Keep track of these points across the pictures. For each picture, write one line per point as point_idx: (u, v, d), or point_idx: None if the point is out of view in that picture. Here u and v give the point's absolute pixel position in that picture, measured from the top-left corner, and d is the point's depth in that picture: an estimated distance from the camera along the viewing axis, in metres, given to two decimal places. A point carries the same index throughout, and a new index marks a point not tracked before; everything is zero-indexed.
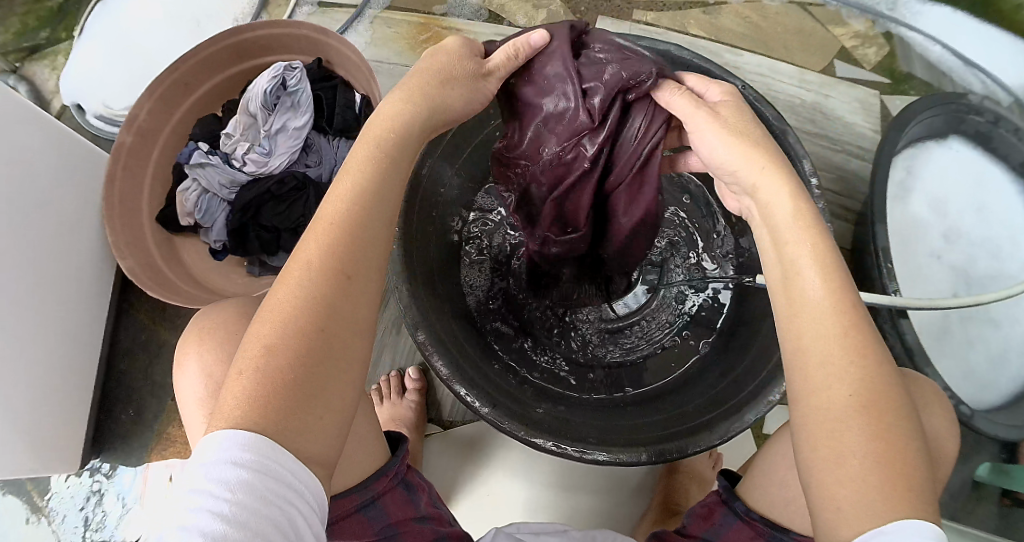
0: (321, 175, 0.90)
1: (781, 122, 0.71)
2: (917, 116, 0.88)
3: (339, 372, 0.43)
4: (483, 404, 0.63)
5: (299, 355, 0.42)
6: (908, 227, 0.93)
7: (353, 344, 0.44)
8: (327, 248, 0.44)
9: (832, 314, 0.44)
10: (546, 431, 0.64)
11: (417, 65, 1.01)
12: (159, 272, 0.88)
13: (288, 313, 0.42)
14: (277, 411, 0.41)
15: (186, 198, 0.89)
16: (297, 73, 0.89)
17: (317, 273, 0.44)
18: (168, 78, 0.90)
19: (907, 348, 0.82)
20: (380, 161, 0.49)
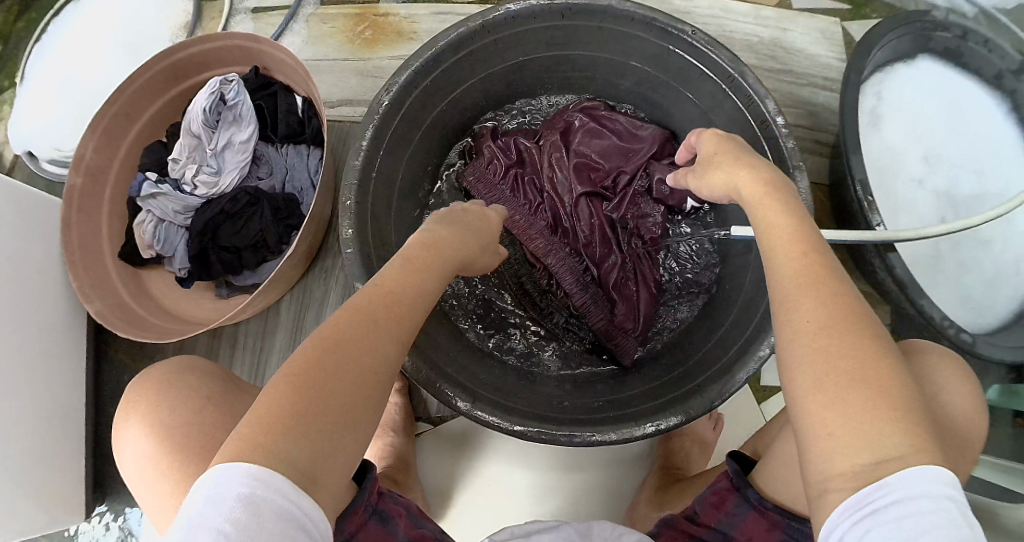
0: (273, 186, 0.89)
1: (736, 67, 0.74)
2: (881, 40, 0.81)
3: (335, 434, 0.42)
4: (463, 399, 0.62)
5: (287, 411, 0.41)
6: (884, 154, 0.87)
7: (351, 410, 0.44)
8: (343, 334, 0.47)
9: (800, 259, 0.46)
10: (522, 415, 0.63)
11: (358, 57, 1.02)
12: (128, 308, 0.86)
13: (283, 388, 0.43)
14: (273, 454, 0.40)
15: (143, 231, 0.87)
16: (234, 85, 0.89)
17: (325, 351, 0.45)
18: (109, 111, 0.89)
19: (898, 280, 0.78)
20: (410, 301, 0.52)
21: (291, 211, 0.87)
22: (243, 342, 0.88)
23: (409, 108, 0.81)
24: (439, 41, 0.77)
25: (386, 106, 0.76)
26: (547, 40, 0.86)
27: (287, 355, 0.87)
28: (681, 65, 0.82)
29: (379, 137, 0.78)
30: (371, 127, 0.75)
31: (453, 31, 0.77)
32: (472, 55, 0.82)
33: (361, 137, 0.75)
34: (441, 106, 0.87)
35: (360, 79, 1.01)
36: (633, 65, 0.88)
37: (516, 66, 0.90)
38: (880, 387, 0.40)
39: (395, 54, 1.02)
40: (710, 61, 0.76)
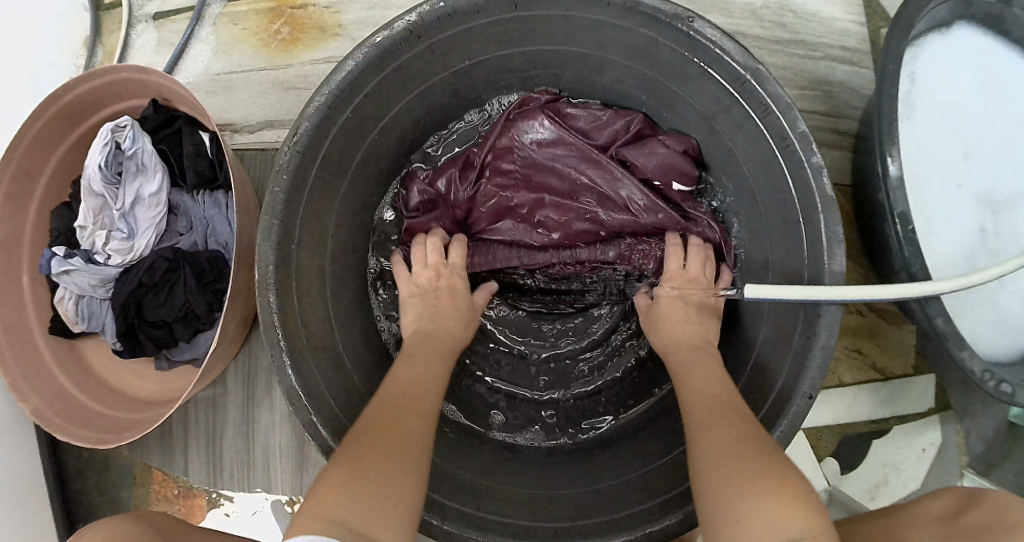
0: (196, 243, 0.79)
1: (749, 65, 0.59)
2: (929, 3, 0.61)
3: (399, 489, 0.46)
4: (436, 519, 0.57)
5: (349, 479, 0.44)
6: (913, 149, 0.70)
7: (410, 474, 0.47)
8: (382, 411, 0.52)
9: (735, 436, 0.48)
10: (506, 531, 0.59)
11: (275, 65, 0.88)
12: (65, 396, 0.80)
13: (341, 466, 0.46)
14: (357, 496, 0.43)
15: (65, 309, 0.79)
16: (128, 130, 0.76)
17: (373, 423, 0.50)
18: (5, 173, 0.79)
19: (937, 332, 0.62)
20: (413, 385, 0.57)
21: (218, 272, 0.78)
22: (195, 416, 0.82)
23: (334, 150, 0.66)
24: (356, 54, 0.61)
25: (297, 150, 0.62)
26: (498, 37, 0.68)
27: (241, 431, 0.81)
28: (673, 61, 0.66)
29: (297, 188, 0.63)
30: (283, 178, 0.61)
31: (371, 46, 0.61)
32: (401, 69, 0.67)
33: (273, 175, 0.61)
34: (377, 131, 0.72)
35: (281, 93, 0.87)
36: (613, 58, 0.70)
37: (462, 71, 0.73)
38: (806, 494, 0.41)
39: (322, 55, 0.88)
40: (714, 57, 0.61)
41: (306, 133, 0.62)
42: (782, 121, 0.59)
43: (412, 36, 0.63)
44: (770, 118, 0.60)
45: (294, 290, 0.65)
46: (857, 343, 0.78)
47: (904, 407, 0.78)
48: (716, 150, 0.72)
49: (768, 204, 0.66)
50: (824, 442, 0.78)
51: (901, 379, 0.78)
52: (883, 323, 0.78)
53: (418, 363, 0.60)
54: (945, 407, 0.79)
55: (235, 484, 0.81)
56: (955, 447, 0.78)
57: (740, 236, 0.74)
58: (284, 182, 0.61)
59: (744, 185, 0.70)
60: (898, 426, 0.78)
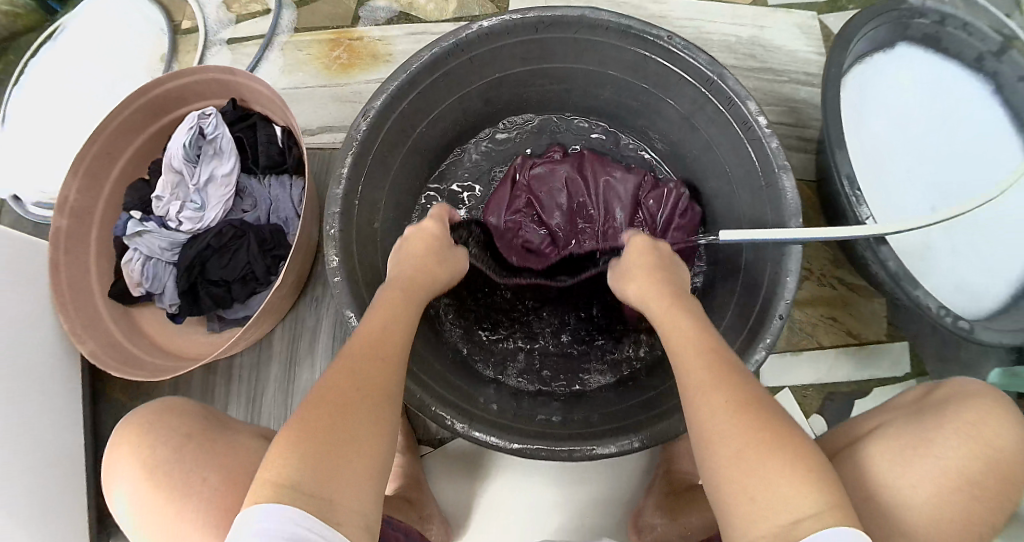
0: (259, 218, 0.90)
1: (713, 69, 0.74)
2: (861, 29, 0.78)
3: (349, 434, 0.49)
4: (463, 423, 0.65)
5: (292, 445, 0.48)
6: (871, 144, 0.86)
7: (360, 428, 0.50)
8: (345, 370, 0.55)
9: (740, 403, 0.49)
10: (530, 434, 0.65)
11: (336, 82, 1.03)
12: (120, 347, 0.85)
13: (285, 442, 0.48)
14: (309, 459, 0.47)
15: (131, 270, 0.86)
16: (212, 118, 0.89)
17: (342, 381, 0.53)
18: (90, 151, 0.89)
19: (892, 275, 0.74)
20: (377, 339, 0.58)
21: (278, 241, 0.88)
22: (237, 374, 0.88)
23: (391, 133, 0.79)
24: (416, 58, 0.76)
25: (364, 132, 0.75)
26: (521, 55, 0.84)
27: (283, 388, 0.87)
28: (660, 72, 0.81)
29: (362, 158, 0.76)
30: (352, 150, 0.74)
31: (426, 54, 0.76)
32: (447, 75, 0.81)
33: (343, 152, 0.74)
34: (421, 126, 0.85)
35: (338, 104, 1.02)
36: (614, 74, 0.87)
37: (493, 82, 0.88)
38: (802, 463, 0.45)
39: (372, 76, 1.03)
40: (687, 66, 0.76)
41: (374, 116, 0.75)
42: (743, 109, 0.73)
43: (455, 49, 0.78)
44: (734, 108, 0.74)
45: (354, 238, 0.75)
46: (832, 311, 0.90)
47: (883, 369, 0.89)
48: (700, 144, 0.86)
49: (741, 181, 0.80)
50: (810, 400, 0.88)
51: (878, 345, 0.89)
52: (852, 295, 0.91)
53: (388, 313, 0.62)
54: (922, 372, 0.88)
55: None
56: None
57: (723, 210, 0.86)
58: (349, 165, 0.74)
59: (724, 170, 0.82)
60: (879, 387, 0.88)
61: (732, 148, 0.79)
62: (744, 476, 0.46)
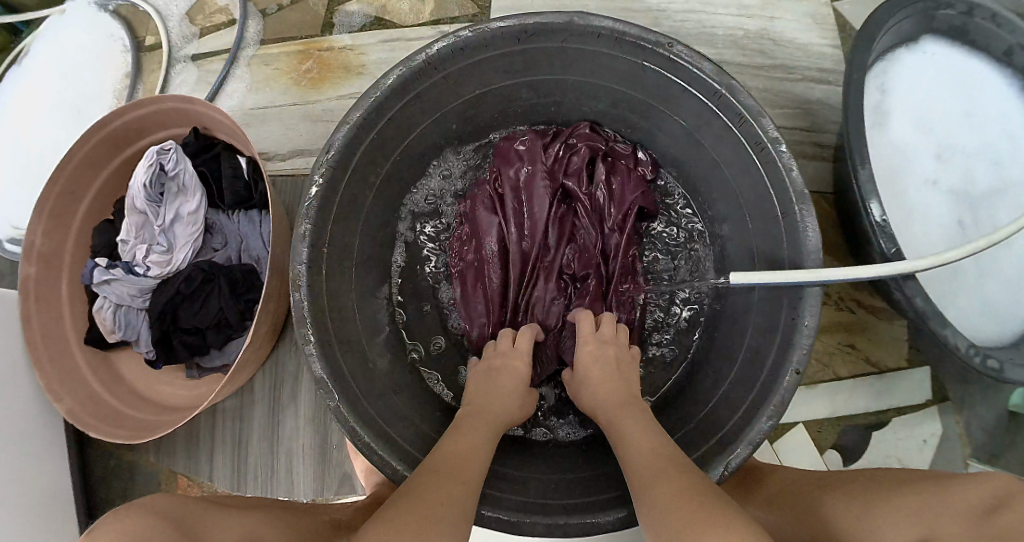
0: (229, 257, 0.85)
1: (723, 81, 0.64)
2: (886, 25, 0.71)
3: (433, 487, 0.53)
4: None
5: (410, 496, 0.52)
6: (892, 151, 0.78)
7: (448, 490, 0.53)
8: (427, 478, 0.54)
9: (659, 457, 0.55)
10: (514, 507, 0.62)
11: (305, 100, 0.95)
12: (101, 403, 0.84)
13: (418, 487, 0.53)
14: (407, 525, 0.47)
15: (103, 318, 0.85)
16: (172, 153, 0.83)
17: (442, 478, 0.55)
18: (53, 193, 0.85)
19: (916, 312, 0.68)
20: (448, 451, 0.58)
21: (251, 283, 0.84)
22: (222, 422, 0.86)
23: (359, 170, 0.71)
24: (380, 84, 0.67)
25: (326, 170, 0.67)
26: (506, 67, 0.72)
27: (266, 433, 0.84)
28: (660, 84, 0.70)
29: (329, 200, 0.68)
30: (313, 194, 0.66)
31: (394, 74, 0.66)
32: (420, 96, 0.71)
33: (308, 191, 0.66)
34: (394, 158, 0.76)
35: (310, 123, 0.94)
36: (611, 85, 0.75)
37: (473, 98, 0.76)
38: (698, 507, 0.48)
39: (344, 92, 0.95)
40: (694, 77, 0.66)
41: (338, 151, 0.67)
42: (756, 128, 0.64)
43: (428, 66, 0.67)
44: (745, 126, 0.65)
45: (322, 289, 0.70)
46: (849, 338, 0.82)
47: (901, 399, 0.81)
48: (706, 163, 0.75)
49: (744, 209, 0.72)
50: (825, 434, 0.81)
51: (899, 370, 0.81)
52: (872, 318, 0.82)
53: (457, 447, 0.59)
54: (943, 398, 0.81)
55: (259, 489, 0.83)
56: (957, 437, 0.81)
57: (731, 233, 0.76)
58: (311, 219, 0.67)
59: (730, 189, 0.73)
60: (896, 417, 0.81)
61: (744, 166, 0.69)
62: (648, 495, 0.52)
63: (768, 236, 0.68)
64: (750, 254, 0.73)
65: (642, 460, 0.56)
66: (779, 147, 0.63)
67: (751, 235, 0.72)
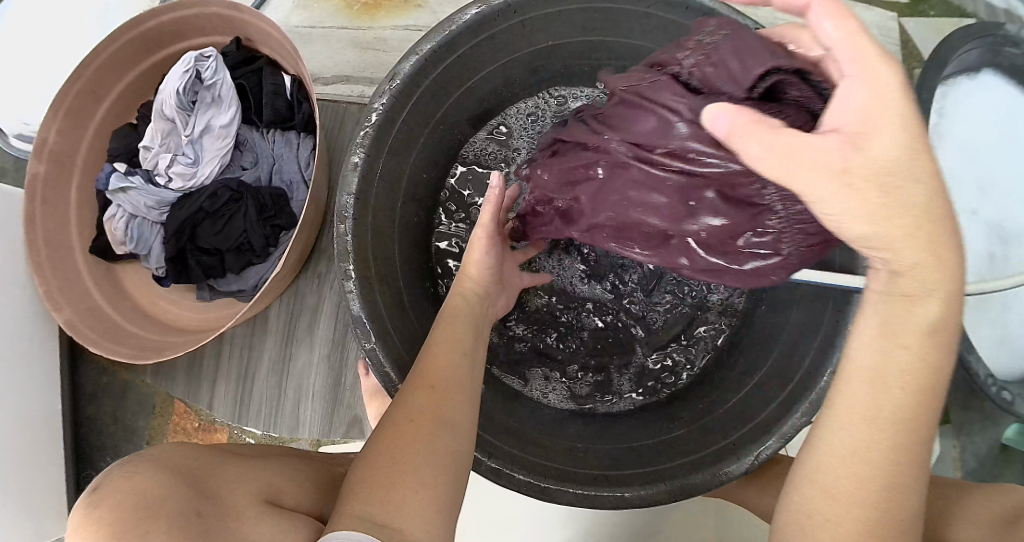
0: (259, 178, 0.81)
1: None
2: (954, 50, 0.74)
3: (424, 450, 0.50)
4: (485, 455, 0.62)
5: (397, 453, 0.50)
6: (940, 179, 0.79)
7: (433, 438, 0.51)
8: (420, 426, 0.51)
9: (902, 423, 0.43)
10: (550, 473, 0.63)
11: (357, 26, 0.91)
12: (102, 316, 0.80)
13: (413, 424, 0.51)
14: (380, 482, 0.47)
15: (114, 227, 0.81)
16: (211, 61, 0.79)
17: (423, 396, 0.53)
18: (73, 88, 0.80)
19: None
20: (429, 381, 0.54)
21: (280, 208, 0.80)
22: (229, 351, 0.83)
23: (421, 102, 0.71)
24: (458, 17, 0.66)
25: (392, 94, 0.66)
26: (581, 23, 0.75)
27: (276, 368, 0.82)
28: None
29: (386, 130, 0.68)
30: (376, 113, 0.66)
31: (475, 10, 0.66)
32: (493, 38, 0.71)
33: (365, 118, 0.66)
34: (456, 95, 0.76)
35: (359, 52, 0.90)
36: None
37: (542, 50, 0.78)
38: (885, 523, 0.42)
39: (399, 23, 0.90)
40: None
41: (405, 77, 0.66)
42: None
43: (512, 9, 0.68)
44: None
45: (369, 226, 0.67)
46: None
47: None
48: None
49: None
50: None
51: None
52: None
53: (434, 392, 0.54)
54: (945, 420, 0.85)
55: (263, 422, 0.81)
56: (951, 461, 0.84)
57: None
58: (367, 138, 0.66)
59: None
60: None
61: None
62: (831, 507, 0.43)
63: None
64: None
65: (853, 439, 0.44)
66: None
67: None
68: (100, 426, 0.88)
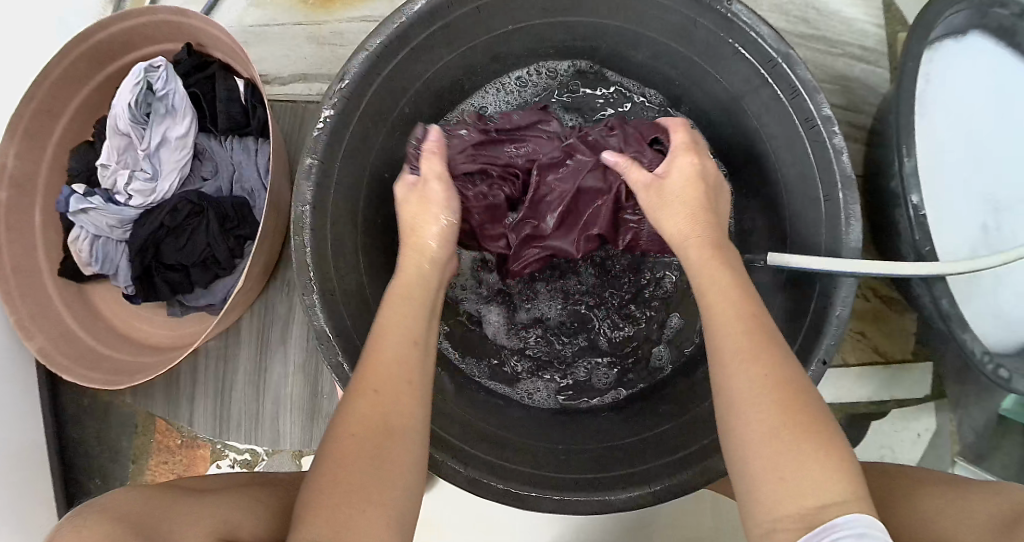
0: (220, 187, 0.80)
1: (781, 48, 0.61)
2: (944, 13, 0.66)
3: (377, 465, 0.45)
4: (459, 466, 0.60)
5: (347, 468, 0.45)
6: (929, 147, 0.75)
7: (388, 446, 0.46)
8: (365, 431, 0.46)
9: (771, 398, 0.44)
10: (528, 481, 0.61)
11: (313, 21, 0.87)
12: (76, 340, 0.79)
13: (359, 434, 0.46)
14: (335, 507, 0.43)
15: (79, 249, 0.80)
16: (161, 71, 0.77)
17: (368, 398, 0.47)
18: (27, 110, 0.78)
19: (942, 313, 0.68)
20: (373, 385, 0.48)
21: (242, 216, 0.78)
22: (204, 368, 0.82)
23: (376, 102, 0.68)
24: (405, 10, 0.63)
25: (341, 96, 0.63)
26: (542, 6, 0.70)
27: (253, 379, 0.81)
28: (709, 41, 0.68)
29: (339, 134, 0.65)
30: (326, 118, 0.63)
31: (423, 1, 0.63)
32: (447, 27, 0.68)
33: (317, 120, 0.63)
34: (414, 91, 0.73)
35: (317, 49, 0.87)
36: (650, 35, 0.73)
37: (504, 36, 0.74)
38: (814, 447, 0.42)
39: (356, 15, 0.87)
40: (748, 40, 0.63)
41: (354, 78, 0.63)
42: (808, 103, 0.62)
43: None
44: (797, 100, 0.63)
45: (329, 235, 0.65)
46: (861, 327, 0.82)
47: (904, 391, 0.82)
48: (745, 133, 0.74)
49: (780, 182, 0.70)
50: None
51: (902, 364, 0.82)
52: (884, 309, 0.83)
53: (382, 394, 0.48)
54: (940, 395, 0.82)
55: (244, 435, 0.80)
56: (948, 436, 0.82)
57: (761, 211, 0.75)
58: (320, 145, 0.63)
59: (763, 161, 0.72)
60: (896, 408, 0.83)
61: (784, 136, 0.67)
62: (782, 475, 0.42)
63: (806, 220, 0.67)
64: (782, 231, 0.72)
65: (759, 399, 0.44)
66: (830, 125, 0.60)
67: (788, 217, 0.70)
68: (86, 448, 0.89)
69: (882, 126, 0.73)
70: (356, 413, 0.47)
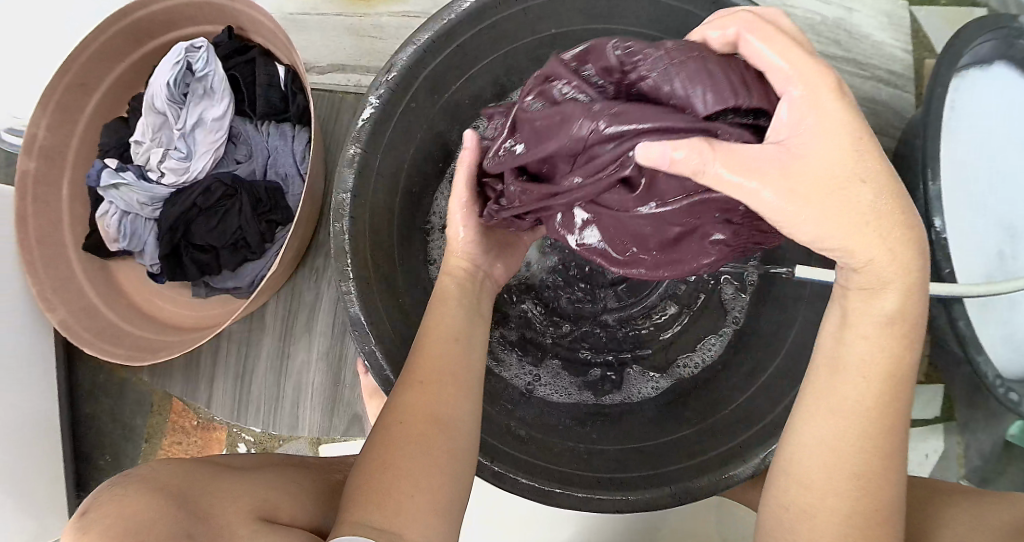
0: (254, 170, 0.80)
1: None
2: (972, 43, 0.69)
3: (425, 453, 0.50)
4: (488, 459, 0.61)
5: (398, 447, 0.50)
6: (951, 175, 0.78)
7: (433, 434, 0.51)
8: (417, 418, 0.51)
9: (858, 430, 0.47)
10: (554, 478, 0.62)
11: (353, 12, 0.88)
12: (98, 316, 0.78)
13: (410, 420, 0.51)
14: (380, 480, 0.48)
15: (107, 224, 0.79)
16: (202, 52, 0.77)
17: (422, 392, 0.52)
18: (63, 82, 0.77)
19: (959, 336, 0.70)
20: (426, 377, 0.53)
21: (275, 201, 0.78)
22: (225, 350, 0.82)
23: (420, 95, 0.69)
24: (456, 7, 0.64)
25: (387, 87, 0.64)
26: (587, 10, 0.72)
27: (275, 365, 0.81)
28: None
29: (383, 125, 0.65)
30: (370, 110, 0.64)
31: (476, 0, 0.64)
32: (494, 26, 0.69)
33: (362, 111, 0.64)
34: (456, 86, 0.73)
35: (355, 40, 0.87)
36: None
37: (546, 38, 0.75)
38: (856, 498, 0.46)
39: (396, 8, 0.87)
40: None
41: (401, 70, 0.64)
42: None
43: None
44: None
45: (368, 223, 0.66)
46: None
47: (914, 410, 0.85)
48: None
49: None
50: None
51: (912, 384, 0.85)
52: None
53: (432, 387, 0.52)
54: (949, 416, 0.85)
55: (261, 421, 0.80)
56: (953, 456, 0.84)
57: None
58: (365, 135, 0.64)
59: None
60: (905, 427, 0.85)
61: None
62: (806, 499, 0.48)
63: None
64: (810, 245, 0.74)
65: (836, 431, 0.47)
66: None
67: None
68: (98, 425, 0.88)
69: (908, 150, 0.75)
70: (415, 402, 0.52)
